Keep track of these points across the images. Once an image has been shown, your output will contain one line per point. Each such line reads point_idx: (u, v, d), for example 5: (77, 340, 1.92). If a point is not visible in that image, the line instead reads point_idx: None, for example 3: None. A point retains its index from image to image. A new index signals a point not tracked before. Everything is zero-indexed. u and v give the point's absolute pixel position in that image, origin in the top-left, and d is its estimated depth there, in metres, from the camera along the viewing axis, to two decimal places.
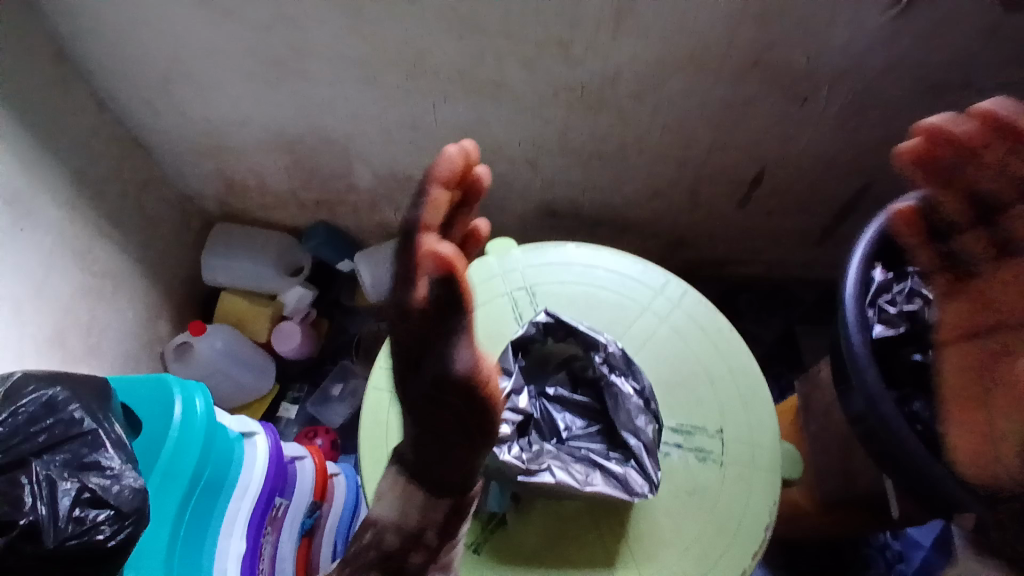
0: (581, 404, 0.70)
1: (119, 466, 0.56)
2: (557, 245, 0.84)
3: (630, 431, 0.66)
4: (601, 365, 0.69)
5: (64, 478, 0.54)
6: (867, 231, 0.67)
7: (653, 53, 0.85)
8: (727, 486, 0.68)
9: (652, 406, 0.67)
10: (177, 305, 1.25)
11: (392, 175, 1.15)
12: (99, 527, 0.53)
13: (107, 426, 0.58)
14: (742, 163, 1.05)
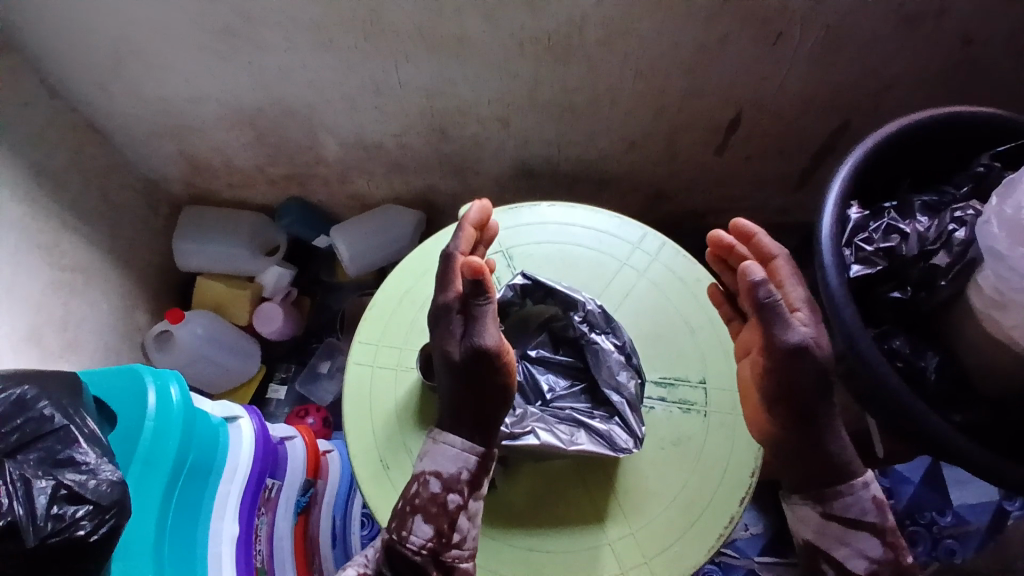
0: (564, 364, 0.71)
1: (94, 460, 0.54)
2: (531, 204, 0.81)
3: (613, 388, 0.66)
4: (580, 324, 0.69)
5: (39, 476, 0.51)
6: (840, 172, 0.67)
7: None
8: (711, 435, 0.69)
9: (633, 361, 0.68)
10: (153, 294, 1.23)
11: (361, 143, 1.12)
12: (78, 523, 0.51)
13: (79, 420, 0.55)
14: (712, 109, 1.05)
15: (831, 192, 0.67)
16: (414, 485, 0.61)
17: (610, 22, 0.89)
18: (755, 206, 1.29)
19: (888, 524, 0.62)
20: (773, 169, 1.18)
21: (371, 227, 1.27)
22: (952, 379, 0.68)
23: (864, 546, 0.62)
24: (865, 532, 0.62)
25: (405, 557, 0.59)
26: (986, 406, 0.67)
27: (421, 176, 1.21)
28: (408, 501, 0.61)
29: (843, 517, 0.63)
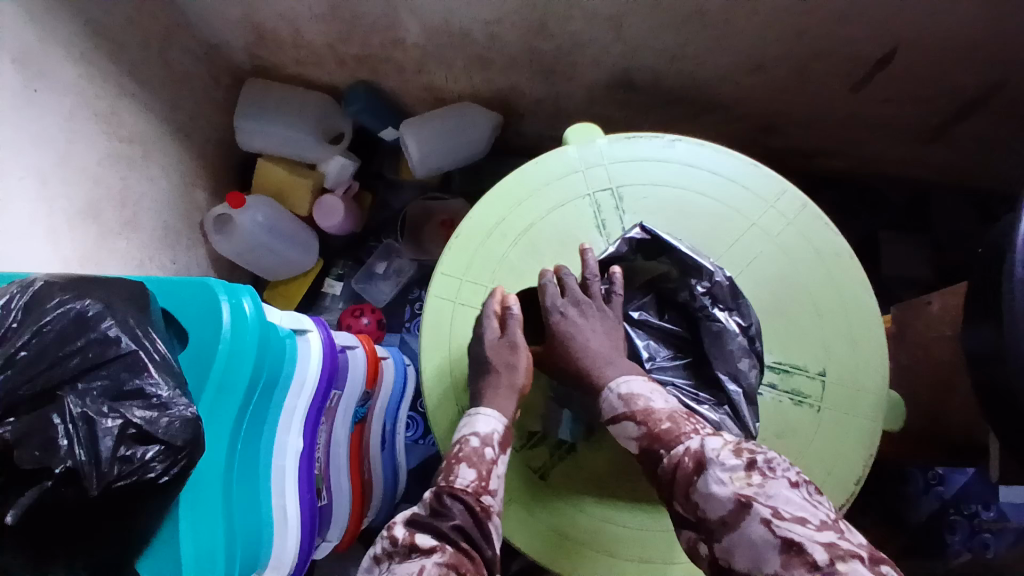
0: (666, 330, 0.69)
1: (166, 394, 0.51)
2: (652, 135, 0.70)
3: (729, 373, 0.63)
4: (703, 296, 0.64)
5: (104, 413, 0.48)
6: None
7: None
8: (818, 428, 0.66)
9: (755, 347, 0.63)
10: (211, 171, 1.17)
11: (446, 29, 0.99)
12: (148, 466, 0.48)
13: (148, 346, 0.52)
14: (865, 37, 0.88)
15: None
16: (454, 444, 0.60)
17: None
18: (873, 152, 1.14)
19: (640, 406, 0.60)
20: (912, 114, 1.02)
21: (444, 125, 1.15)
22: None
23: (622, 432, 0.59)
24: (628, 419, 0.59)
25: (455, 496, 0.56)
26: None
27: (506, 74, 1.08)
28: (453, 456, 0.59)
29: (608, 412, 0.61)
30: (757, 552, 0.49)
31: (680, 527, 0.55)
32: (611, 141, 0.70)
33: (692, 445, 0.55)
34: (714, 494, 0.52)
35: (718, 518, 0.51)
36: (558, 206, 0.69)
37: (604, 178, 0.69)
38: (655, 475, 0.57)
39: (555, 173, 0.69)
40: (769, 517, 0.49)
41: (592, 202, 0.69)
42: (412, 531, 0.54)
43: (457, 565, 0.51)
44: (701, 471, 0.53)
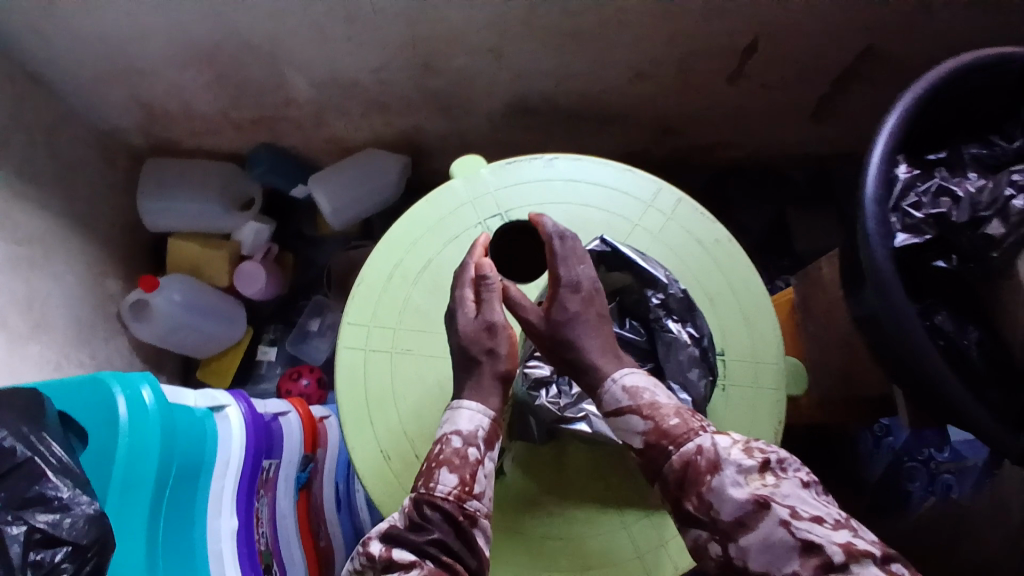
0: (629, 341, 0.68)
1: (68, 494, 0.50)
2: (529, 157, 0.72)
3: (679, 383, 0.64)
4: (658, 308, 0.66)
5: (8, 523, 0.48)
6: (889, 120, 0.58)
7: None
8: (729, 409, 0.67)
9: (708, 357, 0.65)
10: (122, 257, 1.14)
11: (336, 82, 1.00)
12: (59, 568, 0.48)
13: (44, 451, 0.51)
14: (731, 32, 0.93)
15: (878, 145, 0.58)
16: (435, 446, 0.58)
17: None
18: (768, 136, 1.19)
19: (645, 400, 0.59)
20: (794, 95, 1.07)
21: (352, 174, 1.16)
22: (995, 355, 0.61)
23: (628, 425, 0.58)
24: (631, 414, 0.58)
25: (434, 508, 0.54)
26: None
27: (405, 116, 1.09)
28: (433, 460, 0.57)
29: (609, 408, 0.60)
30: (773, 552, 0.50)
31: (686, 526, 0.55)
32: (493, 168, 0.72)
33: (705, 446, 0.55)
34: (729, 494, 0.52)
35: (732, 519, 0.52)
36: (454, 239, 0.69)
37: (492, 206, 0.70)
38: (659, 475, 0.57)
39: (443, 209, 0.70)
40: (787, 518, 0.50)
41: (486, 230, 0.70)
42: (389, 548, 0.53)
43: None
44: (715, 472, 0.53)
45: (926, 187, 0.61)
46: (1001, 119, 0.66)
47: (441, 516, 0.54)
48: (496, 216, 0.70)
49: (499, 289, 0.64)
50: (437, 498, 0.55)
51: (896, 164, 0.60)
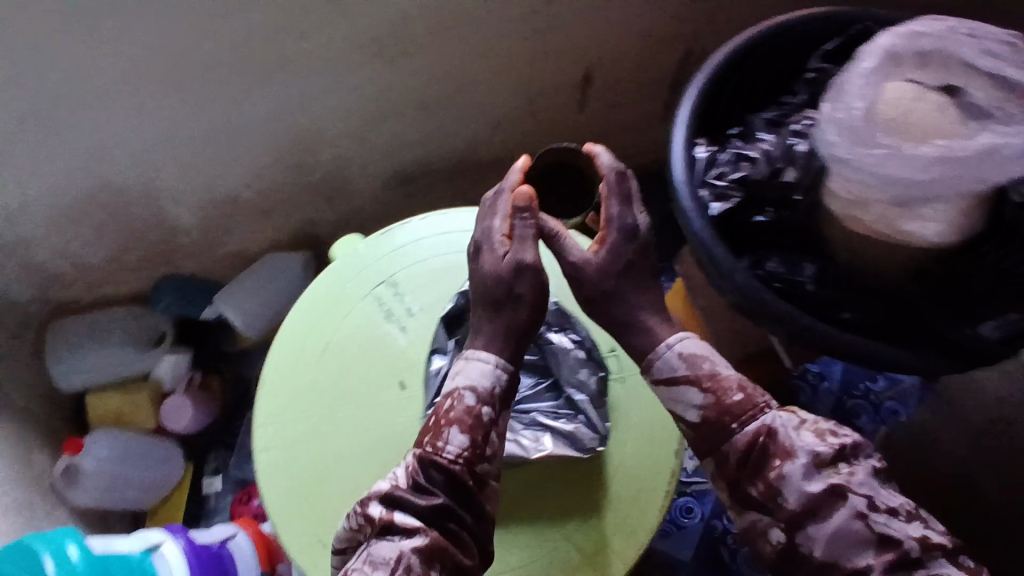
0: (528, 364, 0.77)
1: None
2: (401, 223, 0.76)
3: (574, 387, 0.74)
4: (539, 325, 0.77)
5: None
6: (680, 114, 0.70)
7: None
8: (629, 395, 0.76)
9: (592, 358, 0.76)
10: (43, 429, 1.10)
11: (220, 199, 1.05)
12: None
13: None
14: (564, 66, 1.04)
15: (676, 136, 0.69)
16: (446, 401, 0.62)
17: (433, 11, 0.87)
18: (639, 152, 1.28)
19: (705, 370, 0.68)
20: (644, 108, 1.18)
21: (256, 283, 1.17)
22: (839, 278, 0.68)
23: (686, 398, 0.67)
24: (684, 384, 0.68)
25: (440, 471, 0.58)
26: (888, 298, 0.67)
27: (296, 216, 1.13)
28: (443, 418, 0.60)
29: (661, 378, 0.70)
30: (843, 545, 0.57)
31: (744, 509, 0.63)
32: (369, 242, 0.76)
33: (778, 430, 0.62)
34: (801, 475, 0.60)
35: (801, 509, 0.59)
36: (346, 314, 0.72)
37: (377, 275, 0.73)
38: (720, 450, 0.65)
39: (330, 290, 0.73)
40: (864, 511, 0.58)
41: (374, 299, 0.72)
42: (389, 509, 0.56)
43: (439, 550, 0.54)
44: (789, 458, 0.60)
45: (728, 156, 0.70)
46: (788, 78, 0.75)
47: (447, 482, 0.58)
48: (382, 283, 0.73)
49: (533, 225, 0.68)
50: (445, 459, 0.58)
51: (698, 147, 0.71)
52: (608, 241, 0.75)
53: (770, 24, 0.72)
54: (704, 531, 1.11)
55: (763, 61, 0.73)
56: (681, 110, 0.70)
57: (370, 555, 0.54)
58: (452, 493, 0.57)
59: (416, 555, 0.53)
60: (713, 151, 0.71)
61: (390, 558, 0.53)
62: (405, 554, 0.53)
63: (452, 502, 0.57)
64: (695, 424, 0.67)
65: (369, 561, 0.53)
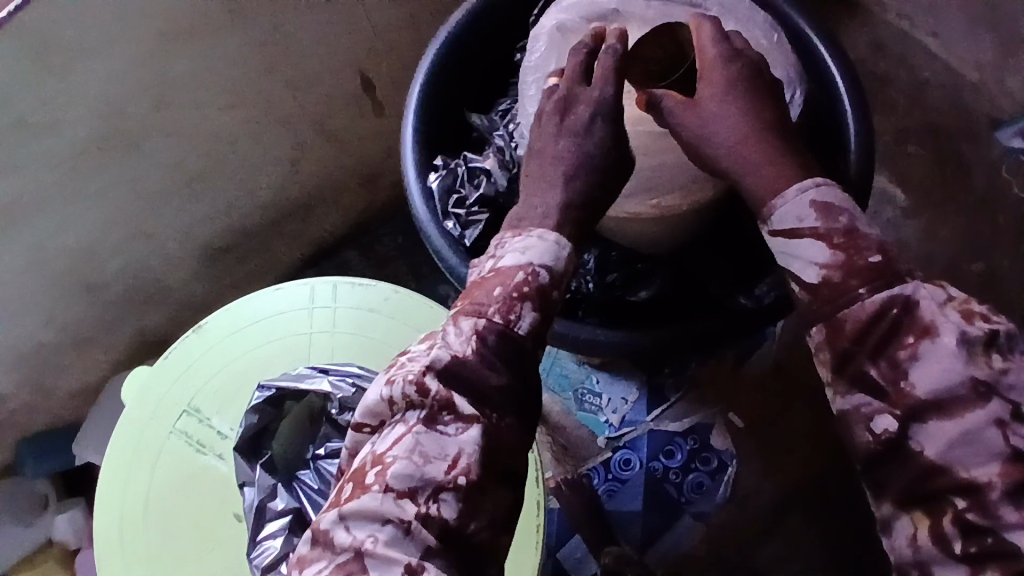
0: None
1: None
2: (183, 339, 0.68)
3: None
4: (341, 414, 0.59)
5: None
6: (406, 138, 0.63)
7: (124, 67, 0.77)
8: None
9: None
10: None
11: (28, 353, 0.95)
12: None
13: None
14: (334, 81, 0.94)
15: (408, 162, 0.63)
16: (515, 269, 0.53)
17: (144, 86, 0.80)
18: None
19: (840, 226, 0.53)
20: None
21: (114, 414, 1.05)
22: (620, 262, 0.71)
23: (805, 253, 0.54)
24: (808, 238, 0.54)
25: (504, 348, 0.50)
26: (665, 265, 0.71)
27: (123, 330, 1.02)
28: (512, 288, 0.52)
29: (782, 229, 0.55)
30: (967, 449, 0.47)
31: (850, 389, 0.52)
32: (154, 371, 0.68)
33: (922, 306, 0.49)
34: (938, 361, 0.48)
35: (929, 397, 0.48)
36: (156, 462, 0.65)
37: (175, 406, 0.67)
38: (839, 316, 0.52)
39: (132, 440, 0.66)
40: (1005, 418, 0.47)
41: (180, 434, 0.66)
42: (449, 389, 0.48)
43: (497, 447, 0.48)
44: (928, 338, 0.49)
45: (465, 171, 0.66)
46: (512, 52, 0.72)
47: (512, 365, 0.50)
48: (183, 413, 0.66)
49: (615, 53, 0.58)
50: (516, 337, 0.51)
51: (433, 170, 0.65)
52: (720, 72, 0.58)
53: (474, 0, 0.65)
54: (646, 479, 1.10)
55: (481, 46, 0.68)
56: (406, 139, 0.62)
57: (422, 446, 0.47)
58: (519, 383, 0.50)
59: (475, 455, 0.47)
60: (449, 168, 0.65)
61: (450, 453, 0.47)
62: (463, 454, 0.47)
63: (516, 389, 0.50)
64: (815, 287, 0.54)
65: (419, 454, 0.47)
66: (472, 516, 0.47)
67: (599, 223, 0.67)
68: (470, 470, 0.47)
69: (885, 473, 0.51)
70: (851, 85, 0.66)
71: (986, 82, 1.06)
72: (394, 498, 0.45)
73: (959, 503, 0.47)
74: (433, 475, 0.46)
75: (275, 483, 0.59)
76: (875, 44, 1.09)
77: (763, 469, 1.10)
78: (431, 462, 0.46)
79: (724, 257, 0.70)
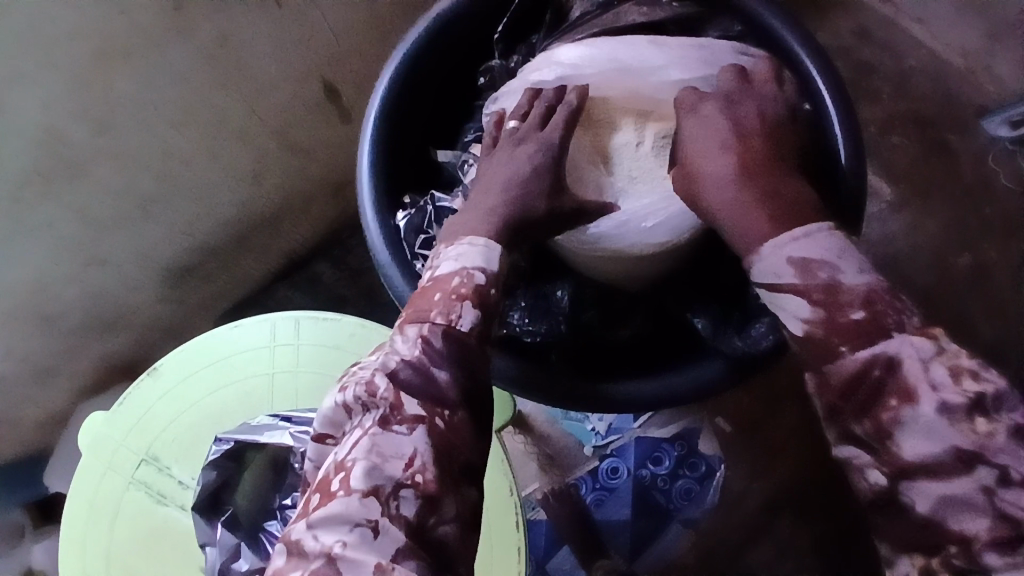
0: None
1: None
2: (137, 383, 0.64)
3: None
4: (305, 469, 0.57)
5: None
6: (363, 167, 0.59)
7: (59, 75, 0.72)
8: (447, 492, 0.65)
9: None
10: None
11: None
12: None
13: None
14: (293, 87, 0.88)
15: (366, 193, 0.59)
16: (452, 274, 0.48)
17: (89, 109, 0.76)
18: None
19: (821, 282, 0.46)
20: None
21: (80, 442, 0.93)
22: (594, 299, 0.67)
23: (785, 310, 0.48)
24: (788, 292, 0.48)
25: (453, 347, 0.45)
26: (642, 300, 0.67)
27: (76, 364, 0.93)
28: (451, 292, 0.47)
29: (765, 283, 0.49)
30: (958, 504, 0.41)
31: (839, 440, 0.47)
32: (108, 419, 0.64)
33: (906, 367, 0.43)
34: (926, 429, 0.42)
35: (915, 461, 0.43)
36: (114, 516, 0.62)
37: (132, 454, 0.63)
38: (824, 369, 0.46)
39: (87, 493, 0.62)
40: (993, 485, 0.41)
41: (138, 484, 0.62)
42: (397, 389, 0.44)
43: (452, 446, 0.43)
44: (909, 403, 0.43)
45: (432, 210, 0.63)
46: (474, 71, 0.68)
47: (460, 364, 0.45)
48: (141, 461, 0.63)
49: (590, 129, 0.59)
50: (461, 336, 0.46)
51: (400, 209, 0.62)
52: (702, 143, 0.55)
53: (429, 20, 0.60)
54: (635, 487, 1.00)
55: (439, 68, 0.64)
56: (364, 171, 0.58)
57: (379, 445, 0.42)
58: (466, 382, 0.45)
59: (432, 453, 0.42)
60: (418, 207, 0.62)
61: (406, 452, 0.42)
62: (420, 452, 0.42)
63: (468, 390, 0.45)
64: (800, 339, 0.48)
65: (377, 454, 0.41)
66: (433, 513, 0.41)
67: (557, 241, 0.62)
68: (428, 469, 0.42)
69: (880, 520, 0.45)
70: (844, 111, 0.58)
71: (971, 69, 1.02)
72: (358, 498, 0.40)
73: (951, 549, 0.42)
74: (393, 473, 0.41)
75: (239, 543, 0.56)
76: (861, 28, 1.05)
77: (752, 471, 1.03)
78: (389, 461, 0.41)
79: (706, 295, 0.64)
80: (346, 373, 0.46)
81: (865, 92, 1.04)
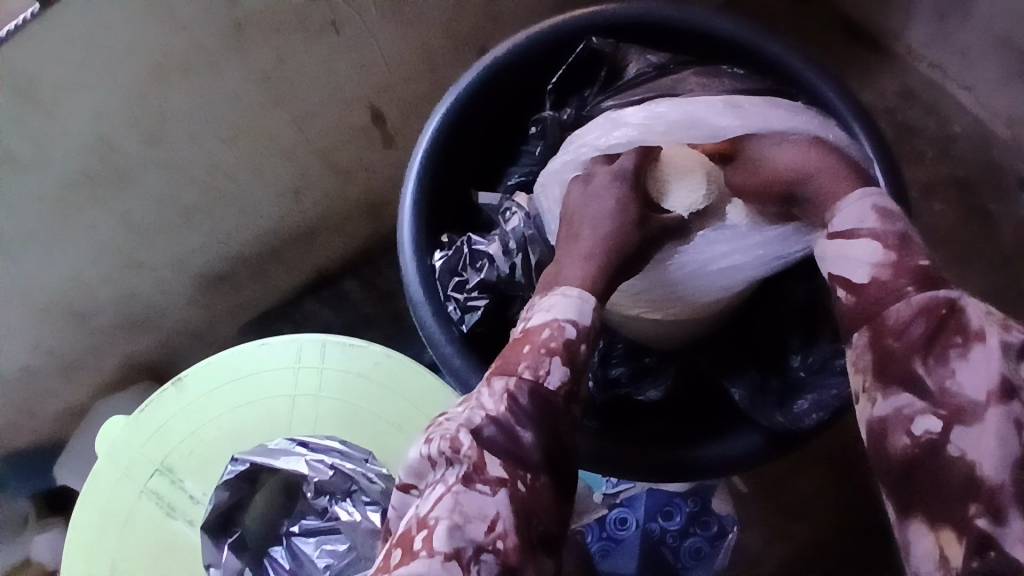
0: (335, 532, 0.56)
1: None
2: (158, 391, 0.64)
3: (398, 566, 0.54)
4: (317, 498, 0.57)
5: None
6: (405, 202, 0.60)
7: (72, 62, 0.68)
8: None
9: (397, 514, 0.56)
10: None
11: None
12: None
13: None
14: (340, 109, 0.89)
15: (405, 228, 0.60)
16: (542, 327, 0.48)
17: (136, 118, 0.76)
18: None
19: (897, 231, 0.46)
20: None
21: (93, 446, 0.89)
22: (627, 356, 0.68)
23: (857, 253, 0.47)
24: (865, 237, 0.47)
25: (539, 405, 0.44)
26: (676, 359, 0.67)
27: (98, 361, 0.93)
28: (541, 345, 0.46)
29: (841, 231, 0.48)
30: (996, 448, 0.39)
31: (888, 389, 0.44)
32: (128, 426, 0.64)
33: (967, 311, 0.43)
34: (986, 366, 0.41)
35: (971, 396, 0.41)
36: (124, 524, 0.62)
37: (146, 464, 0.63)
38: (881, 312, 0.45)
39: (100, 500, 0.62)
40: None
41: (150, 494, 0.63)
42: (481, 447, 0.42)
43: (532, 513, 0.42)
44: (978, 340, 0.42)
45: (468, 252, 0.63)
46: (525, 116, 0.69)
47: (545, 425, 0.44)
48: (155, 473, 0.63)
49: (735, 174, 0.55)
50: (547, 395, 0.45)
51: (437, 248, 0.62)
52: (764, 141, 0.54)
53: (483, 63, 0.62)
54: (642, 541, 0.91)
55: (487, 109, 0.65)
56: (405, 208, 0.59)
57: (461, 505, 0.40)
58: (549, 444, 0.44)
59: (513, 518, 0.41)
60: (454, 248, 0.63)
61: (489, 514, 0.40)
62: (502, 517, 0.40)
63: (552, 450, 0.44)
64: (862, 288, 0.46)
65: (459, 514, 0.40)
66: None
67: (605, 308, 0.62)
68: (510, 536, 0.40)
69: (911, 486, 0.42)
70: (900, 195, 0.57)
71: (1018, 140, 1.00)
72: (440, 561, 0.38)
73: (972, 509, 0.39)
74: (474, 536, 0.39)
75: (243, 567, 0.56)
76: (905, 91, 1.03)
77: (768, 530, 0.99)
78: (471, 523, 0.40)
79: (741, 356, 0.64)
80: (433, 421, 0.44)
81: (908, 154, 1.02)
